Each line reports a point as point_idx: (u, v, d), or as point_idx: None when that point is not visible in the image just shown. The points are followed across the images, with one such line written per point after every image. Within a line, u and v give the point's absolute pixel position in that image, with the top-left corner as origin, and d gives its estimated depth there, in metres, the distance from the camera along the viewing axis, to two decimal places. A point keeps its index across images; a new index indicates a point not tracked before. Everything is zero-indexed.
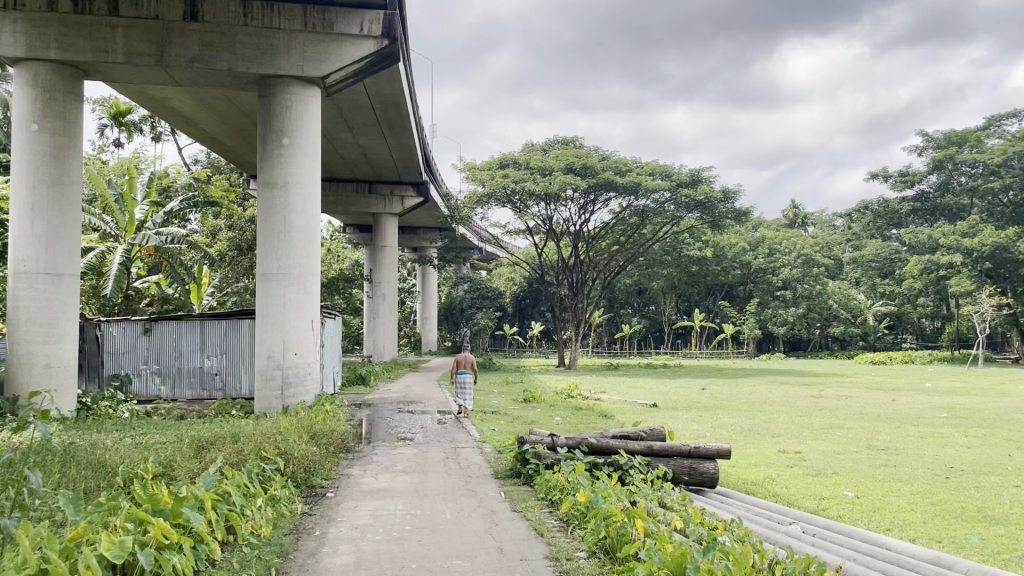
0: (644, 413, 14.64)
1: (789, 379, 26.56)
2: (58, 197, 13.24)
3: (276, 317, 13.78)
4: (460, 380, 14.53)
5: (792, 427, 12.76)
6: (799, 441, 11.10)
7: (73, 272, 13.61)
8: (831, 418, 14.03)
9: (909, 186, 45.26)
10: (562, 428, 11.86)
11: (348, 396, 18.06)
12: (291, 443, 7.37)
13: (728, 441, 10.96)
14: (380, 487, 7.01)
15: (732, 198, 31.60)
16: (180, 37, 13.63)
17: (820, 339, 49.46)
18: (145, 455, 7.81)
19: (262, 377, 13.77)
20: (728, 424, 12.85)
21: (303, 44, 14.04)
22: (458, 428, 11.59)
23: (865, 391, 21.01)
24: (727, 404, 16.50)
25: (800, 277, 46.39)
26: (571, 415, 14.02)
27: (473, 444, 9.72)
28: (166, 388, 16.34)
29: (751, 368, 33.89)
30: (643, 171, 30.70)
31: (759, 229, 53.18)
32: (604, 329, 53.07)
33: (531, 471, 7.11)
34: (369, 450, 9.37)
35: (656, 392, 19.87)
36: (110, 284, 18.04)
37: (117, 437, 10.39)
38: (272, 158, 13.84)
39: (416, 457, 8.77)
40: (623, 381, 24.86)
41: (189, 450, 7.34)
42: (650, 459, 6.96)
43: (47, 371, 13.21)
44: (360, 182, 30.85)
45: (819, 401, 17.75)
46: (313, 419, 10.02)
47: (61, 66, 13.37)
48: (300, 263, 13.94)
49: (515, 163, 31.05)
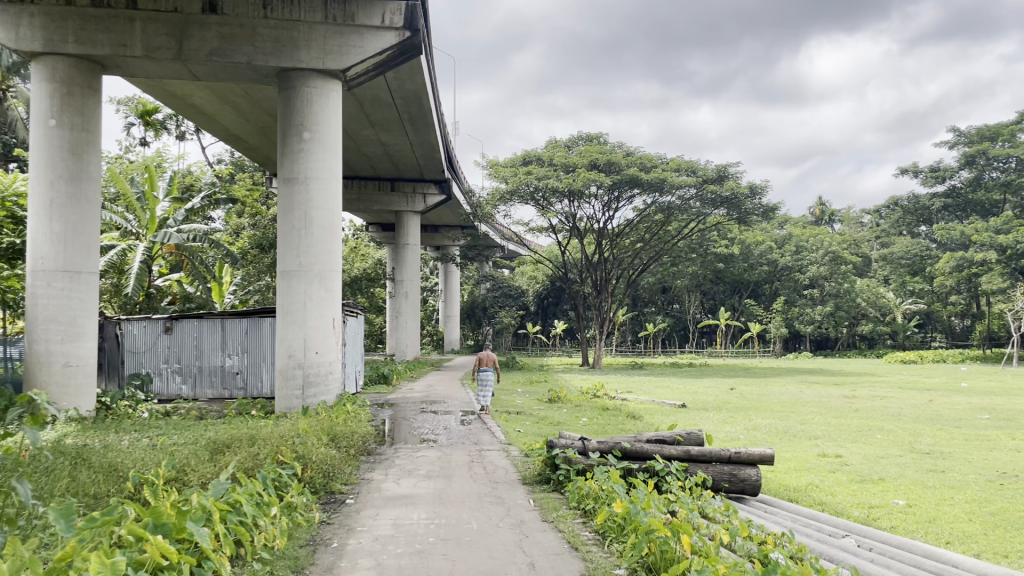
0: (673, 414, 14.22)
1: (820, 379, 25.94)
2: (76, 194, 13.07)
3: (297, 315, 13.50)
4: (480, 377, 14.39)
5: (829, 428, 12.29)
6: (838, 444, 10.65)
7: (91, 270, 13.42)
8: (868, 420, 13.53)
9: (941, 181, 44.31)
10: (592, 431, 11.47)
11: (370, 395, 17.76)
12: (311, 446, 7.09)
13: (765, 443, 10.53)
14: (402, 493, 6.66)
15: (759, 194, 30.98)
16: (198, 30, 13.39)
17: (847, 338, 48.66)
18: (159, 459, 7.55)
19: (282, 376, 13.50)
20: (762, 426, 12.40)
21: (323, 36, 13.73)
22: (483, 429, 11.23)
23: (900, 391, 20.40)
24: (759, 405, 16.02)
25: (828, 275, 45.70)
26: (599, 416, 13.61)
27: (500, 446, 9.38)
28: (187, 388, 16.13)
29: (779, 368, 33.25)
30: (668, 167, 30.19)
31: (785, 226, 52.52)
32: (628, 327, 52.51)
33: (561, 478, 6.73)
34: (392, 452, 9.06)
35: (683, 392, 19.40)
36: (131, 282, 17.89)
37: (135, 439, 10.16)
38: (292, 153, 13.56)
39: (440, 459, 8.43)
40: (649, 381, 24.42)
41: (205, 453, 7.07)
42: (688, 465, 6.58)
43: (65, 370, 13.04)
44: (382, 179, 30.65)
45: (854, 402, 17.23)
46: (334, 420, 9.72)
47: (79, 61, 13.20)
48: (321, 260, 13.66)
49: (538, 160, 30.68)
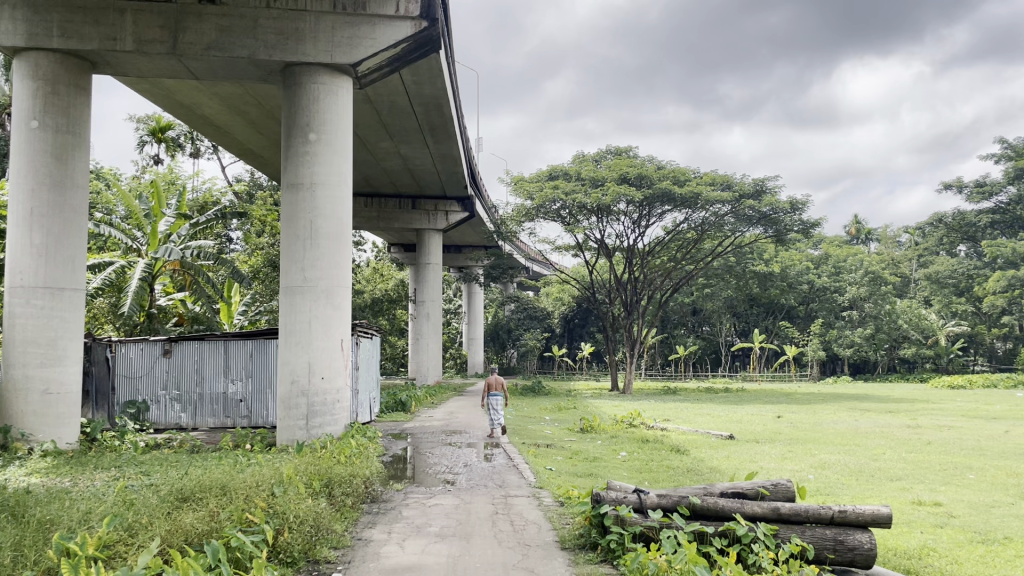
0: (724, 448, 12.58)
1: (873, 405, 23.96)
2: (60, 203, 11.83)
3: (301, 336, 12.09)
4: (491, 403, 14.34)
5: (909, 467, 10.60)
6: (930, 487, 9.00)
7: (76, 286, 12.10)
8: (949, 456, 11.82)
9: (987, 197, 42.31)
10: (635, 470, 9.83)
11: (385, 424, 16.29)
12: (294, 498, 5.69)
13: (844, 487, 8.87)
14: (405, 564, 5.14)
15: (800, 210, 29.19)
16: (195, 22, 12.16)
17: (887, 362, 46.54)
18: (111, 510, 6.12)
19: (284, 405, 12.05)
20: (831, 463, 10.77)
21: (332, 27, 12.43)
22: (509, 468, 9.67)
23: (965, 420, 18.56)
24: (818, 437, 14.31)
25: (867, 296, 43.93)
26: (639, 450, 12.00)
27: (528, 492, 7.87)
28: (186, 416, 14.82)
29: (822, 393, 31.30)
30: (703, 181, 28.40)
31: (820, 245, 50.72)
32: (657, 350, 50.68)
33: (612, 546, 5.18)
34: (400, 499, 7.54)
35: (727, 422, 17.72)
36: (128, 302, 16.60)
37: (106, 481, 8.76)
38: (296, 156, 12.21)
39: (457, 511, 6.87)
40: (686, 407, 22.68)
41: (163, 509, 5.63)
42: (778, 529, 5.10)
43: (45, 398, 11.72)
44: (402, 197, 29.45)
45: (921, 433, 15.44)
46: (334, 461, 8.26)
47: (65, 56, 12.03)
48: (328, 275, 12.25)
49: (565, 174, 29.17)
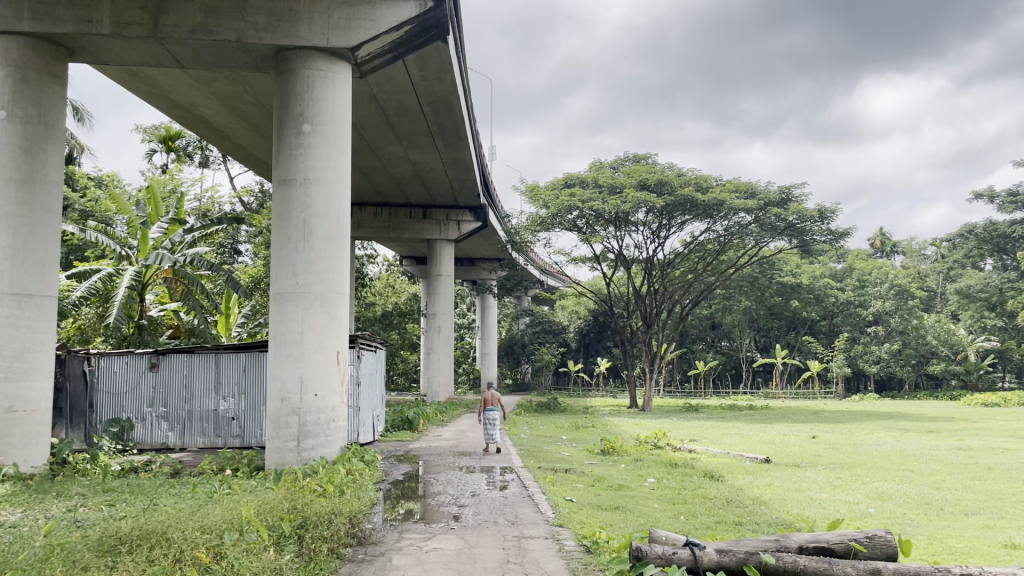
0: (763, 474, 11.28)
1: (911, 425, 22.41)
2: (29, 200, 10.73)
3: (292, 348, 10.89)
4: (490, 419, 13.32)
5: (981, 498, 9.24)
6: (1015, 525, 7.69)
7: (47, 293, 10.97)
8: (1019, 484, 10.48)
9: (1020, 207, 40.77)
10: (667, 501, 8.53)
11: (388, 443, 15.11)
12: (250, 554, 4.77)
13: (914, 524, 7.59)
14: None
15: (828, 219, 27.78)
16: (178, 3, 11.10)
17: (914, 379, 44.83)
18: (27, 556, 4.95)
19: (273, 424, 10.84)
20: (890, 493, 9.44)
21: (328, 8, 11.33)
22: (524, 500, 8.40)
23: (1017, 441, 17.08)
24: (864, 461, 12.95)
25: (893, 310, 42.40)
26: (669, 477, 10.74)
27: (545, 532, 6.60)
28: (174, 436, 13.65)
29: (851, 411, 29.65)
30: (726, 188, 27.05)
31: (844, 259, 49.28)
32: (676, 366, 49.15)
33: None
34: (393, 540, 6.30)
35: (758, 443, 16.35)
36: (115, 311, 15.48)
37: (55, 514, 7.56)
38: (289, 150, 11.08)
39: (460, 559, 5.64)
40: (710, 427, 21.21)
41: (84, 561, 4.48)
42: None
43: (9, 416, 10.57)
44: (413, 206, 28.37)
45: (976, 457, 14.02)
46: (318, 494, 7.06)
47: (37, 41, 10.99)
48: (323, 280, 11.08)
49: (582, 182, 27.89)
